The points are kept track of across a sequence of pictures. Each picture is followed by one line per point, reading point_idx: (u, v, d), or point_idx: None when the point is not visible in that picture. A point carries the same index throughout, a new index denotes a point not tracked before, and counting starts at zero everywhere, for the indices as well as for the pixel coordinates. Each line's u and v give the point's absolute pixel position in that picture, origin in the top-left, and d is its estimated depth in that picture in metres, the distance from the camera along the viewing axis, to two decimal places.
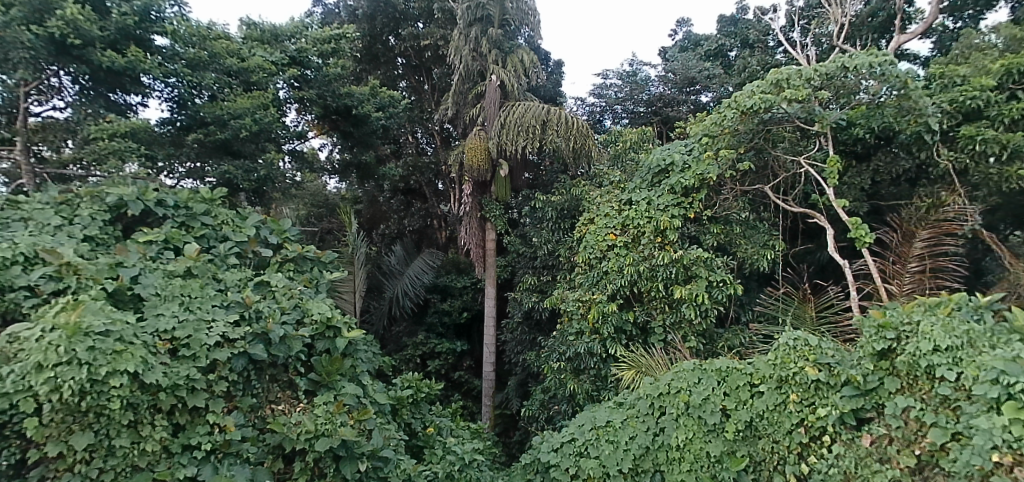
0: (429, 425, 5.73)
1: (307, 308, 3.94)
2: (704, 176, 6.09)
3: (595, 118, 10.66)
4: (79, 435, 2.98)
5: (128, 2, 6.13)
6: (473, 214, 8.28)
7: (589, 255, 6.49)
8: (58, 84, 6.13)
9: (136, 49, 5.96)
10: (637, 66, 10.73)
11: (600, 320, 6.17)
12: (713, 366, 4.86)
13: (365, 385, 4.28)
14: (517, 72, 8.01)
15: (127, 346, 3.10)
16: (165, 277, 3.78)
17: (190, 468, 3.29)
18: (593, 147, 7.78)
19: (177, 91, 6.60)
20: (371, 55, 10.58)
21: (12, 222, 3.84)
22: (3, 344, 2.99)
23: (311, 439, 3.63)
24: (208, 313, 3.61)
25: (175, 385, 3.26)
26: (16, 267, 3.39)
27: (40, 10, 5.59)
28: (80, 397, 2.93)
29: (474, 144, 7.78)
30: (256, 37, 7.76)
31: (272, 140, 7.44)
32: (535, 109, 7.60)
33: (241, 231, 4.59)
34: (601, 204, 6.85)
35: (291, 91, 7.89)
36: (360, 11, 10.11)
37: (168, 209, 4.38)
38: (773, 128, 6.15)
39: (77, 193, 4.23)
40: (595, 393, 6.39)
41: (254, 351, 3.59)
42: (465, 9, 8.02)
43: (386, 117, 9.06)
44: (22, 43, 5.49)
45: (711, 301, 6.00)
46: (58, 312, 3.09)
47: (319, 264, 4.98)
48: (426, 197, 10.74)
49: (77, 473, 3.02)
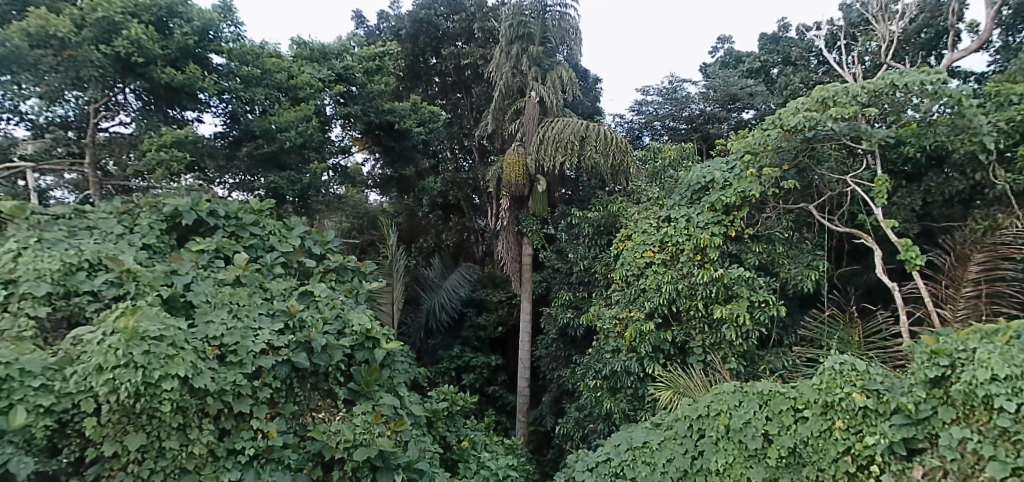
0: (464, 439, 5.70)
1: (347, 318, 4.03)
2: (746, 193, 6.00)
3: (633, 135, 10.60)
4: (132, 436, 3.09)
5: (189, 22, 6.38)
6: (510, 228, 8.30)
7: (626, 272, 6.47)
8: (124, 102, 6.43)
9: (196, 68, 6.24)
10: (677, 83, 10.63)
11: (638, 339, 6.15)
12: (755, 389, 4.77)
13: (402, 397, 4.34)
14: (557, 88, 8.02)
15: (179, 351, 3.20)
16: (216, 286, 3.94)
17: (234, 472, 3.38)
18: (631, 163, 7.77)
19: (230, 107, 6.84)
20: (413, 73, 10.82)
21: (79, 230, 4.05)
22: (67, 346, 3.17)
23: (350, 448, 3.67)
24: (255, 321, 3.72)
25: (222, 390, 3.37)
26: (81, 273, 3.54)
27: (109, 31, 5.87)
28: (135, 399, 3.04)
29: (512, 160, 7.84)
30: (305, 55, 7.97)
31: (317, 151, 7.63)
32: (574, 124, 7.63)
33: (286, 242, 4.73)
34: (639, 221, 6.81)
35: (336, 106, 8.13)
36: (403, 31, 10.40)
37: (219, 219, 4.56)
38: (819, 146, 5.98)
39: (138, 204, 4.44)
40: (632, 413, 6.31)
41: (297, 359, 3.67)
42: (508, 27, 8.09)
43: (426, 133, 9.17)
44: (92, 62, 5.77)
45: (752, 322, 5.85)
46: (118, 316, 3.23)
47: (359, 274, 5.09)
48: (464, 212, 10.81)
49: (130, 473, 3.11)
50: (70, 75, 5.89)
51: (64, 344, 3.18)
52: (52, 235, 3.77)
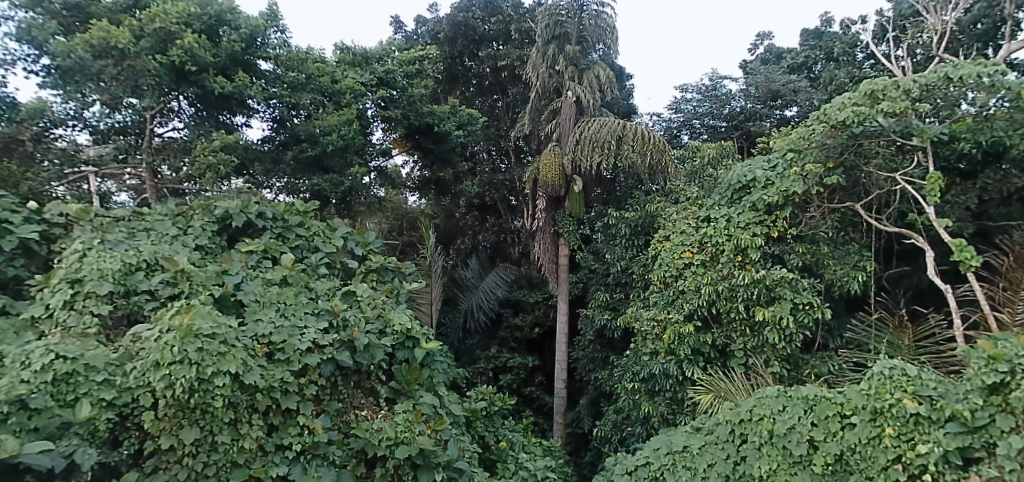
0: (502, 439, 5.72)
1: (388, 318, 4.09)
2: (789, 192, 5.86)
3: (671, 134, 10.49)
4: (187, 430, 3.18)
5: (238, 31, 6.62)
6: (547, 229, 8.33)
7: (665, 273, 6.40)
8: (178, 108, 6.70)
9: (243, 76, 6.43)
10: (717, 80, 10.46)
11: (676, 341, 6.10)
12: (799, 393, 4.65)
13: (441, 396, 4.39)
14: (594, 88, 8.00)
15: (230, 348, 3.30)
16: (264, 285, 4.07)
17: (282, 467, 3.45)
18: (669, 162, 7.68)
19: (277, 112, 7.03)
20: (450, 75, 10.92)
21: (138, 232, 4.22)
22: (127, 343, 3.33)
23: (391, 446, 3.70)
24: (301, 320, 3.82)
25: (271, 387, 3.46)
26: (139, 273, 3.69)
27: (164, 40, 6.10)
28: (190, 394, 3.15)
29: (549, 160, 7.83)
30: (349, 60, 8.19)
31: (359, 155, 7.77)
32: (610, 123, 7.57)
33: (330, 243, 4.85)
34: (677, 221, 6.70)
35: (377, 110, 8.25)
36: (442, 34, 10.52)
37: (267, 220, 4.71)
38: (866, 143, 5.82)
39: (191, 206, 4.61)
40: (671, 416, 6.24)
41: (341, 358, 3.77)
42: (544, 27, 8.09)
43: (464, 135, 9.26)
44: (150, 71, 6.01)
45: (796, 324, 5.72)
46: (174, 314, 3.36)
47: (400, 275, 5.18)
48: (500, 213, 10.96)
49: (184, 466, 3.20)
50: (129, 84, 6.14)
51: (124, 341, 3.34)
52: (113, 236, 3.93)
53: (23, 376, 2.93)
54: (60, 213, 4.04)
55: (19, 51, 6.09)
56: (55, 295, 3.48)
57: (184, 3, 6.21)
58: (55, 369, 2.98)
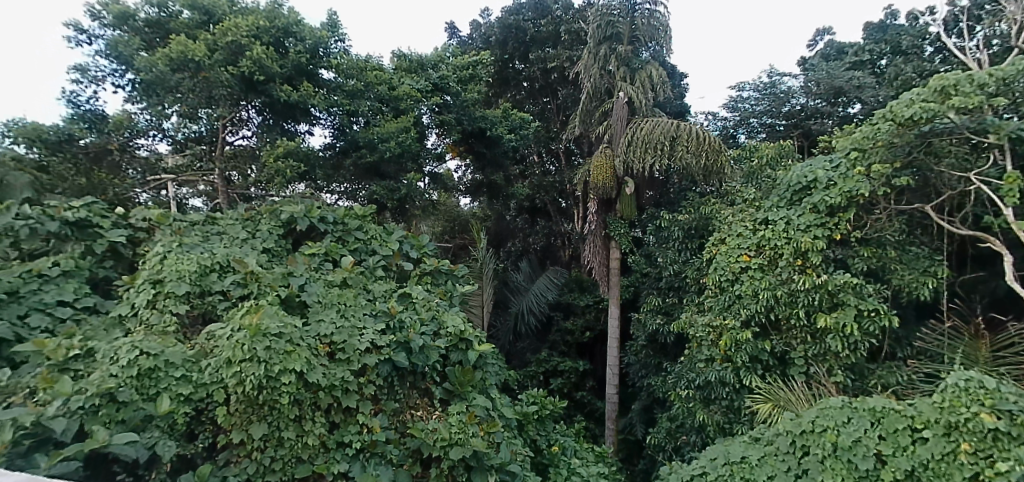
0: (554, 444, 5.70)
1: (442, 320, 4.18)
2: (853, 193, 5.62)
3: (727, 133, 10.25)
4: (256, 425, 3.31)
5: (303, 41, 6.92)
6: (598, 232, 8.29)
7: (720, 277, 6.27)
8: (247, 117, 7.04)
9: (308, 85, 6.69)
10: (776, 77, 10.14)
11: (733, 348, 5.96)
12: (866, 405, 4.47)
13: (493, 399, 4.43)
14: (646, 88, 7.89)
15: (295, 348, 3.43)
16: (326, 287, 4.21)
17: (343, 464, 3.49)
18: (725, 164, 7.45)
19: (337, 120, 7.26)
20: (502, 79, 11.03)
21: (212, 235, 4.45)
22: (203, 340, 3.52)
23: (446, 447, 3.70)
24: (360, 321, 3.92)
25: (333, 385, 3.55)
26: (213, 274, 3.89)
27: (236, 53, 6.41)
28: (258, 391, 3.28)
29: (599, 163, 7.74)
30: (405, 67, 8.33)
31: (414, 160, 7.90)
32: (664, 124, 7.46)
33: (387, 246, 4.98)
34: (733, 223, 6.54)
35: (432, 115, 8.37)
36: (493, 38, 10.64)
37: (329, 224, 4.88)
38: (936, 141, 5.54)
39: (259, 211, 4.82)
40: (728, 426, 6.09)
41: (398, 359, 3.83)
42: (596, 27, 8.06)
43: (517, 139, 9.34)
44: (223, 82, 6.31)
45: (861, 332, 5.47)
46: (244, 314, 3.53)
47: (453, 278, 5.25)
48: (551, 215, 10.97)
49: (253, 460, 3.32)
50: (204, 94, 6.47)
51: (200, 339, 3.53)
52: (190, 240, 4.16)
53: (112, 370, 3.11)
54: (144, 217, 4.30)
55: (108, 67, 6.77)
56: (139, 295, 3.70)
57: (254, 17, 6.52)
58: (139, 364, 3.16)
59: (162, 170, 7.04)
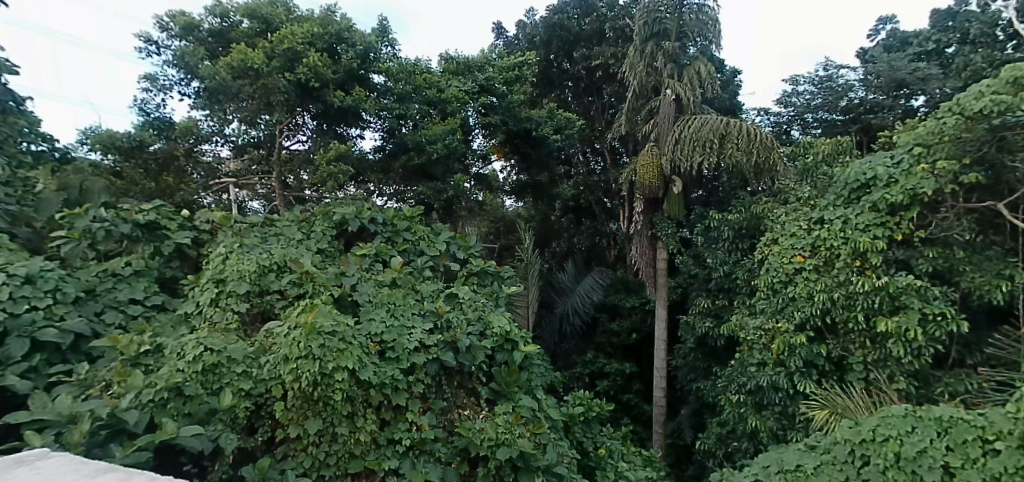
0: (600, 447, 5.65)
1: (488, 321, 4.21)
2: (917, 191, 5.35)
3: (781, 130, 9.92)
4: (312, 420, 3.41)
5: (354, 47, 7.09)
6: (644, 232, 8.20)
7: (773, 278, 6.11)
8: (302, 123, 7.22)
9: (361, 90, 6.88)
10: (833, 70, 9.78)
11: (786, 352, 5.81)
12: (931, 414, 4.29)
13: (539, 400, 4.44)
14: (694, 84, 7.71)
15: (348, 346, 3.50)
16: (376, 286, 4.30)
17: (394, 460, 3.54)
18: (777, 161, 7.21)
19: (387, 123, 7.41)
20: (546, 79, 11.01)
21: (269, 237, 4.60)
22: (262, 337, 3.65)
23: (493, 446, 3.73)
24: (409, 321, 3.99)
25: (383, 383, 3.60)
26: (271, 274, 4.02)
27: (293, 60, 6.62)
28: (314, 387, 3.38)
29: (646, 160, 7.72)
30: (452, 69, 8.40)
31: (460, 161, 7.96)
32: (712, 121, 7.27)
33: (434, 247, 5.05)
34: (787, 223, 6.35)
35: (478, 116, 8.45)
36: (538, 38, 10.63)
37: (378, 225, 4.98)
38: (1010, 135, 5.14)
39: (313, 212, 4.96)
40: (781, 432, 5.92)
41: (445, 358, 3.87)
42: (643, 25, 7.98)
43: (562, 139, 9.32)
44: (280, 89, 6.53)
45: (926, 338, 5.21)
46: (300, 313, 3.65)
47: (499, 278, 5.28)
48: (596, 215, 10.86)
49: (309, 454, 3.42)
50: (263, 101, 6.72)
51: (259, 336, 3.66)
52: (250, 241, 4.32)
53: (179, 365, 3.27)
54: (207, 219, 4.51)
55: (175, 76, 7.11)
56: (203, 294, 3.88)
57: (308, 25, 6.72)
58: (204, 360, 3.31)
59: (222, 174, 7.51)
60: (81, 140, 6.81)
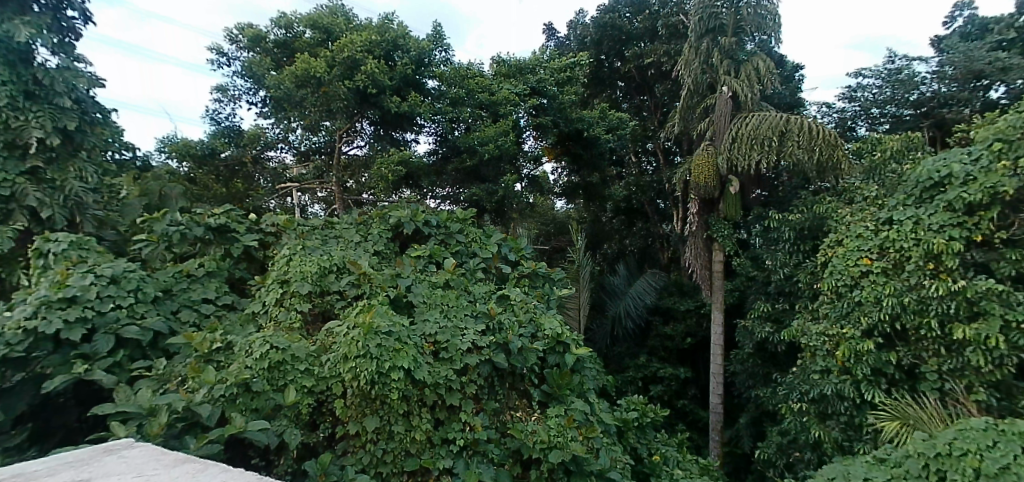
0: (655, 453, 5.55)
1: (540, 323, 4.23)
2: (997, 190, 5.00)
3: (845, 126, 9.54)
4: (369, 418, 3.49)
5: (409, 53, 7.24)
6: (699, 233, 8.04)
7: (837, 282, 5.88)
8: (361, 129, 7.50)
9: (416, 95, 7.01)
10: (903, 62, 9.32)
11: (852, 360, 5.59)
12: (1016, 429, 4.06)
13: (591, 404, 4.41)
14: (753, 81, 7.49)
15: (403, 346, 3.57)
16: (430, 288, 4.38)
17: (448, 460, 3.58)
18: (842, 158, 6.89)
19: (441, 127, 7.52)
20: (598, 80, 10.94)
21: (329, 239, 4.76)
22: (323, 337, 3.77)
23: (546, 449, 3.73)
24: (462, 322, 4.04)
25: (437, 383, 3.66)
26: (330, 275, 4.14)
27: (352, 68, 6.82)
28: (372, 386, 3.45)
29: (700, 161, 7.53)
30: (503, 72, 8.45)
31: (512, 163, 7.98)
32: (772, 118, 7.08)
33: (486, 248, 5.09)
34: (852, 224, 6.11)
35: (529, 118, 8.46)
36: (589, 38, 10.55)
37: (432, 228, 5.08)
38: None
39: (370, 215, 5.10)
40: (847, 444, 5.70)
41: (498, 360, 3.91)
42: (698, 20, 7.77)
43: (614, 139, 9.25)
44: (340, 97, 6.74)
45: (1009, 346, 4.88)
46: (358, 313, 3.75)
47: (550, 280, 5.27)
48: (648, 216, 10.76)
49: (367, 452, 3.50)
50: (326, 109, 6.95)
51: (320, 335, 3.78)
52: (311, 243, 4.47)
53: (248, 362, 3.43)
54: (273, 222, 4.71)
55: (244, 86, 7.53)
56: (269, 294, 4.04)
57: (367, 33, 6.92)
58: (270, 358, 3.44)
59: (287, 179, 7.84)
60: (161, 148, 7.53)
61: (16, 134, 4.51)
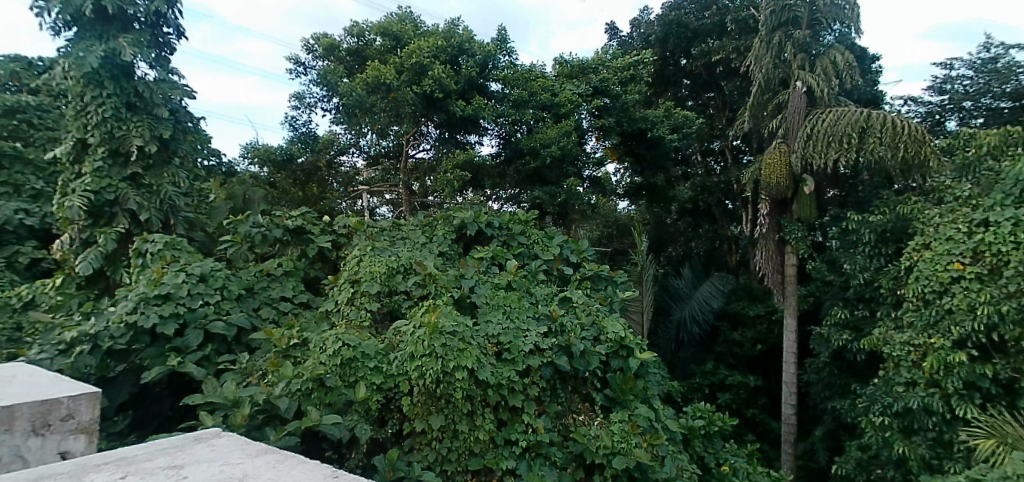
0: (723, 463, 5.38)
1: (602, 326, 4.20)
2: None
3: (933, 120, 8.97)
4: (435, 416, 3.54)
5: (475, 56, 7.40)
6: (770, 235, 7.75)
7: (925, 289, 5.57)
8: (426, 133, 7.72)
9: (479, 99, 7.16)
10: (1000, 51, 8.66)
11: (941, 372, 5.28)
12: None
13: (656, 410, 4.33)
14: (829, 75, 7.18)
15: (467, 346, 3.64)
16: (493, 289, 4.42)
17: (511, 461, 3.59)
18: (930, 155, 6.42)
19: (504, 129, 7.58)
20: (662, 78, 10.77)
21: (396, 240, 4.88)
22: (390, 335, 3.88)
23: (609, 455, 3.68)
24: (524, 324, 4.06)
25: (500, 384, 3.69)
26: (397, 275, 4.26)
27: (419, 73, 7.00)
28: (437, 384, 3.51)
29: (773, 158, 7.25)
30: (565, 72, 8.43)
31: (574, 164, 7.94)
32: (850, 113, 6.76)
33: (548, 250, 5.09)
34: (941, 226, 5.73)
35: (592, 119, 8.39)
36: (653, 36, 10.36)
37: (495, 229, 5.15)
38: None
39: (435, 217, 5.21)
40: (935, 462, 5.34)
41: (560, 362, 3.91)
42: (770, 14, 7.55)
43: (679, 139, 9.07)
44: (408, 102, 6.93)
45: None
46: (424, 313, 3.83)
47: (613, 283, 5.21)
48: (715, 218, 10.56)
49: (432, 449, 3.54)
50: (392, 113, 7.14)
51: (388, 334, 3.89)
52: (379, 244, 4.61)
53: (322, 358, 3.57)
54: (344, 224, 4.88)
55: (319, 94, 7.81)
56: (341, 293, 4.20)
57: (434, 38, 7.11)
58: (342, 354, 3.58)
59: (357, 183, 8.02)
60: (244, 153, 7.92)
61: (119, 143, 4.88)
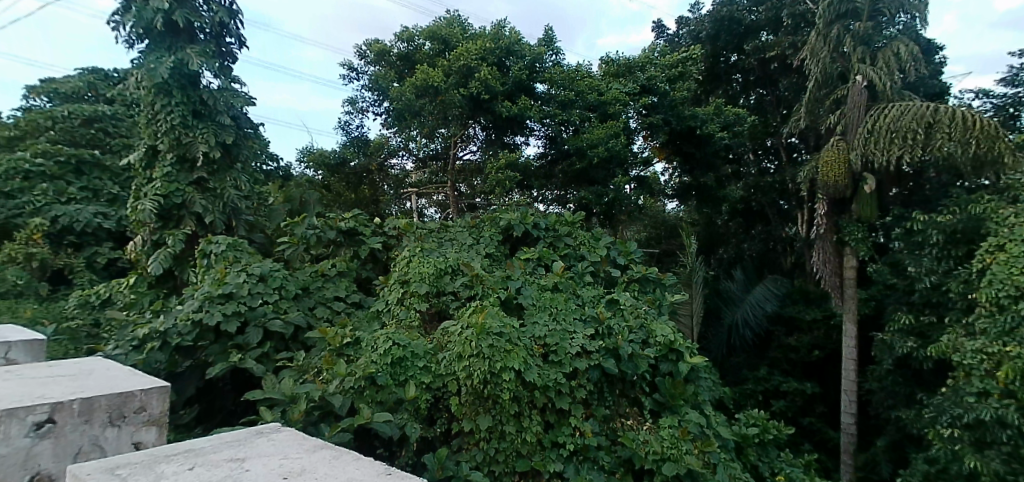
0: (777, 472, 5.22)
1: (651, 329, 4.14)
2: None
3: (1006, 114, 8.50)
4: (483, 416, 3.55)
5: (522, 58, 7.42)
6: (828, 237, 7.48)
7: (998, 293, 5.28)
8: (473, 135, 7.71)
9: (526, 99, 7.18)
10: None
11: (1016, 381, 4.97)
12: None
13: (707, 416, 4.24)
14: (892, 68, 6.88)
15: (514, 347, 3.62)
16: (539, 290, 4.41)
17: (559, 464, 3.57)
18: (1005, 151, 6.04)
19: (550, 130, 7.59)
20: (713, 76, 10.54)
21: (443, 241, 4.94)
22: (439, 335, 3.95)
23: (659, 461, 3.61)
24: (571, 326, 4.04)
25: (547, 386, 3.68)
26: (446, 276, 4.32)
27: (467, 75, 7.08)
28: (485, 385, 3.52)
29: (830, 156, 6.95)
30: (612, 71, 8.35)
31: (622, 165, 7.86)
32: (916, 108, 6.41)
33: (594, 252, 5.06)
34: (1016, 227, 5.40)
35: (640, 118, 8.30)
36: (703, 33, 10.14)
37: (541, 230, 5.16)
38: None
39: (482, 218, 5.25)
40: (1010, 478, 5.03)
41: (608, 365, 3.86)
42: (828, 6, 7.25)
43: (730, 137, 8.87)
44: (456, 104, 7.01)
45: None
46: (471, 314, 3.86)
47: (661, 286, 5.11)
48: (769, 219, 10.37)
49: (480, 450, 3.56)
50: (440, 115, 7.23)
51: (437, 334, 3.97)
52: (428, 246, 4.67)
53: (373, 357, 3.63)
54: (394, 226, 4.97)
55: (371, 98, 8.00)
56: (391, 293, 4.28)
57: (482, 40, 7.16)
58: (392, 353, 3.64)
59: (407, 185, 8.15)
60: (300, 157, 8.19)
61: (186, 149, 5.12)
